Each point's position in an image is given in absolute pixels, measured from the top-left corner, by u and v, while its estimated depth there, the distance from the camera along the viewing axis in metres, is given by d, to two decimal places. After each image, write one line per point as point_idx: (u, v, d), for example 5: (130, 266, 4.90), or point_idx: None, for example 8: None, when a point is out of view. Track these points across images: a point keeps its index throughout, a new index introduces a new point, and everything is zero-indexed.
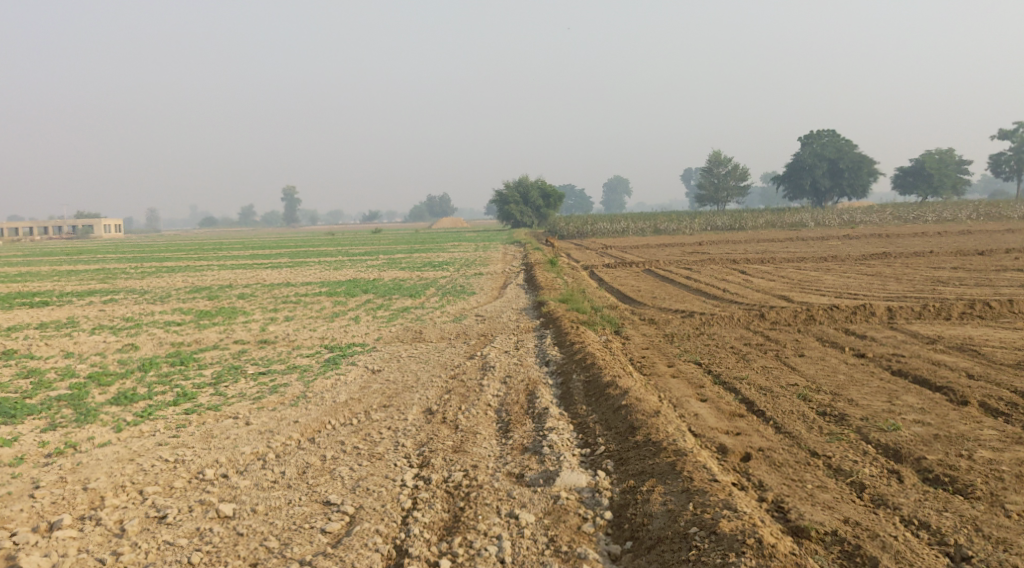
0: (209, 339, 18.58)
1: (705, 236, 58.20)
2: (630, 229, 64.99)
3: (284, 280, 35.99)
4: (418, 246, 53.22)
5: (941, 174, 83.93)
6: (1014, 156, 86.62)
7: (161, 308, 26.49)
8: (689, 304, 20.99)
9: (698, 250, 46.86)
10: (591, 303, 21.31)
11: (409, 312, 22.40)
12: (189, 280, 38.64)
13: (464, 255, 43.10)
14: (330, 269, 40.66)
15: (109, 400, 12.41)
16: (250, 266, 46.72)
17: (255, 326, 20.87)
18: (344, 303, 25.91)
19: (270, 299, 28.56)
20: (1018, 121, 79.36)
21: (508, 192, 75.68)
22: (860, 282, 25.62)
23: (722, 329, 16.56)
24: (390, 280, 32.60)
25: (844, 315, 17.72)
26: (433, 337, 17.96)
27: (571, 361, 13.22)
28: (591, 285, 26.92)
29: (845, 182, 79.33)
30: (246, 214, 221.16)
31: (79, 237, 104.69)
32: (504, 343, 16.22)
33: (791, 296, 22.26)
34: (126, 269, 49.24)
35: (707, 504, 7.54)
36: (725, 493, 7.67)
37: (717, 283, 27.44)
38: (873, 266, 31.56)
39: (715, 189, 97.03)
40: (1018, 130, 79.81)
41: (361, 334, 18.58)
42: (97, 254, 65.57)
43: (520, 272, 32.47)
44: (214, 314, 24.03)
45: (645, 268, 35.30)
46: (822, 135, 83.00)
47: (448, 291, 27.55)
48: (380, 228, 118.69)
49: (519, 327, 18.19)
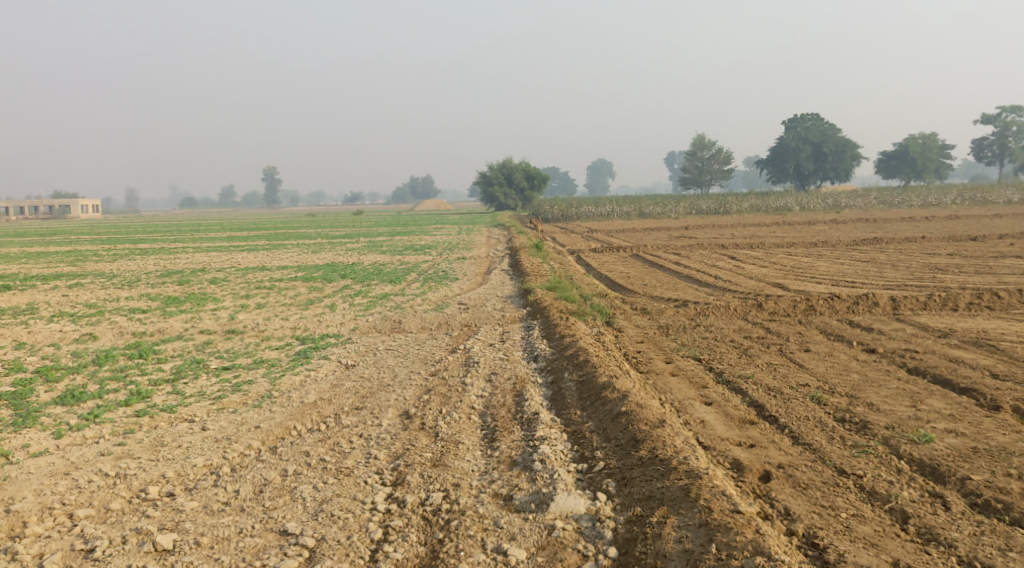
0: (174, 329, 17.44)
1: (690, 220, 57.40)
2: (615, 213, 63.91)
3: (260, 264, 34.73)
4: (400, 229, 51.95)
5: (924, 159, 83.38)
6: (996, 141, 86.27)
7: (129, 294, 25.24)
8: (682, 293, 20.02)
9: (686, 235, 46.01)
10: (579, 291, 20.29)
11: (389, 299, 21.34)
12: (162, 264, 37.29)
13: (447, 238, 42.04)
14: (309, 252, 39.49)
15: (54, 401, 11.32)
16: (227, 249, 45.42)
17: (225, 314, 19.76)
18: (321, 289, 24.77)
19: (244, 284, 27.34)
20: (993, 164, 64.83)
21: (492, 174, 74.42)
22: (856, 269, 24.70)
23: (720, 320, 15.62)
24: (370, 265, 31.48)
25: (845, 305, 16.78)
26: (413, 327, 16.96)
27: (561, 357, 12.21)
28: (577, 271, 26.02)
29: (828, 165, 78.73)
30: (227, 197, 218.38)
31: (56, 217, 102.70)
32: (489, 336, 15.16)
33: (787, 284, 21.36)
34: (98, 251, 47.67)
35: (733, 546, 6.62)
36: (753, 531, 6.75)
37: (708, 269, 26.54)
38: (866, 252, 30.67)
39: (700, 173, 96.11)
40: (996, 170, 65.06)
41: (336, 324, 17.54)
42: (70, 235, 63.95)
43: (504, 257, 31.46)
44: (182, 301, 22.83)
45: (632, 253, 34.32)
46: (806, 117, 82.51)
47: (431, 276, 26.49)
48: (361, 211, 117.11)
49: (504, 318, 17.12)
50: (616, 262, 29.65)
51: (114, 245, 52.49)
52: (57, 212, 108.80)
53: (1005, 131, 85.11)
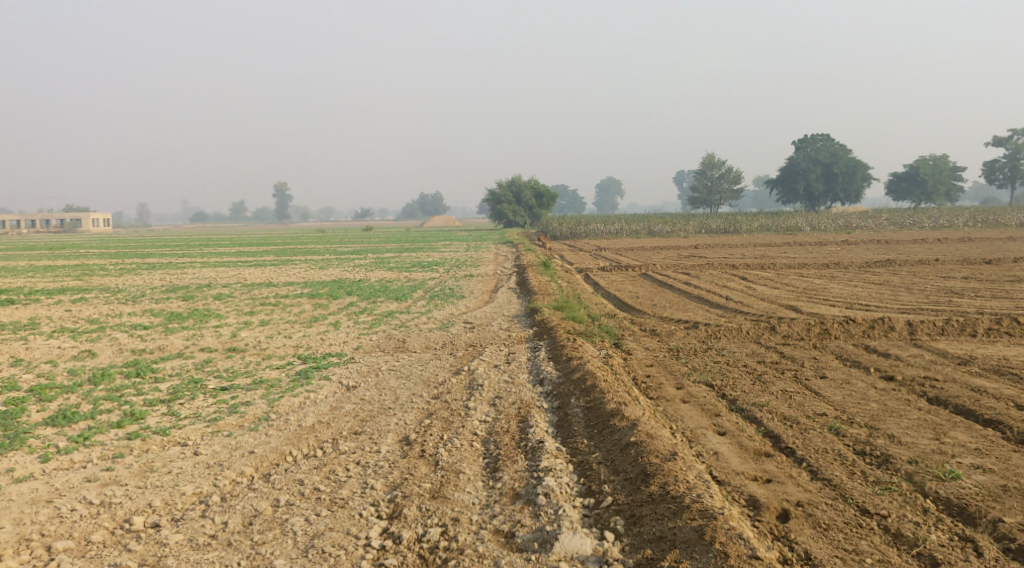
0: (174, 347, 17.12)
1: (700, 240, 56.98)
2: (623, 231, 63.61)
3: (266, 280, 34.47)
4: (408, 245, 51.72)
5: (935, 180, 82.94)
6: (1008, 164, 85.74)
7: (132, 310, 24.98)
8: (692, 314, 19.62)
9: (695, 254, 45.60)
10: (587, 311, 19.89)
11: (394, 317, 21.00)
12: (168, 279, 37.06)
13: (454, 256, 41.72)
14: (315, 268, 39.24)
15: (45, 421, 10.99)
16: (234, 264, 45.21)
17: (227, 331, 19.43)
18: (325, 306, 24.45)
19: (249, 300, 27.05)
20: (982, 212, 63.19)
21: (502, 192, 74.18)
22: (869, 292, 24.25)
23: (731, 344, 15.21)
24: (376, 282, 31.16)
25: (860, 330, 16.35)
26: (416, 347, 16.60)
27: (568, 381, 11.82)
28: (586, 290, 25.66)
29: (838, 186, 78.27)
30: (238, 211, 219.11)
31: (66, 231, 102.98)
32: (494, 357, 14.77)
33: (800, 307, 20.94)
34: (105, 265, 47.54)
35: None
36: None
37: (718, 290, 26.11)
38: (879, 274, 30.23)
39: (710, 192, 95.80)
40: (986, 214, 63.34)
41: (339, 343, 17.18)
42: (78, 249, 63.92)
43: (512, 275, 31.11)
44: (184, 317, 22.52)
45: (641, 272, 33.95)
46: (816, 137, 82.19)
47: (437, 294, 26.15)
48: (370, 227, 117.24)
49: (510, 338, 16.72)
50: (624, 282, 29.27)
51: (121, 259, 52.35)
52: (68, 225, 109.11)
53: (1017, 153, 84.58)
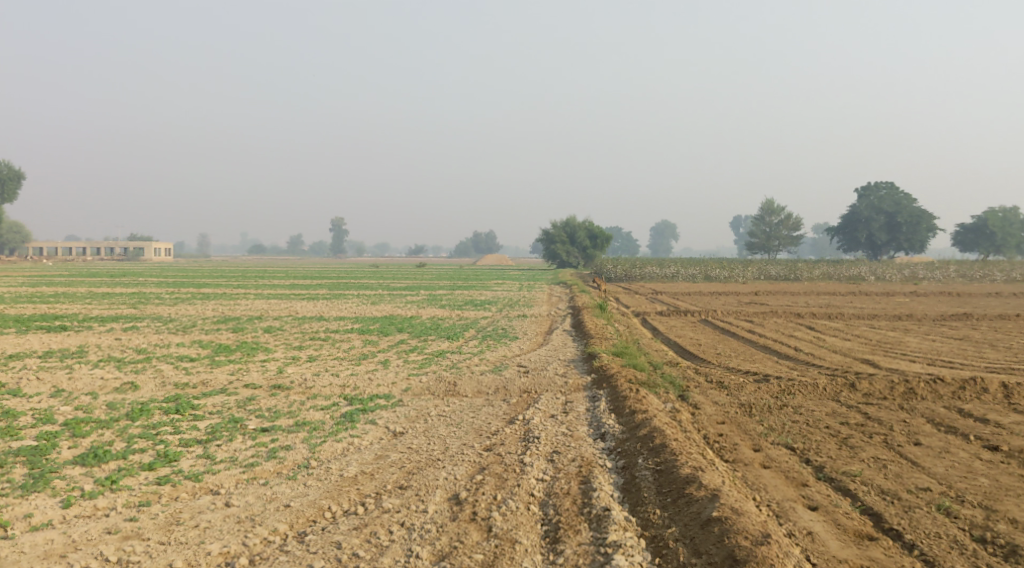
0: (218, 381, 16.48)
1: (759, 286, 55.46)
2: (680, 275, 62.36)
3: (318, 314, 33.98)
4: (461, 283, 51.10)
5: (1004, 233, 80.06)
6: None
7: (181, 340, 24.57)
8: (761, 366, 18.46)
9: (756, 301, 44.15)
10: (649, 358, 18.84)
11: (444, 357, 20.19)
12: (220, 310, 36.84)
13: (508, 294, 40.91)
14: (367, 303, 38.71)
15: (74, 460, 10.35)
16: (287, 297, 44.92)
17: (273, 367, 18.77)
18: (375, 343, 23.74)
19: (298, 334, 26.45)
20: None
21: (556, 232, 73.46)
22: (948, 348, 22.79)
23: (808, 402, 14.04)
24: (428, 319, 30.44)
25: (951, 391, 15.07)
26: (468, 391, 15.70)
27: (634, 437, 10.79)
28: (645, 336, 24.59)
29: (902, 236, 75.89)
30: (295, 244, 221.82)
31: (129, 259, 105.03)
32: (551, 406, 13.79)
33: (877, 362, 19.66)
34: (160, 294, 47.69)
35: None
36: None
37: (785, 340, 24.82)
38: (955, 329, 28.61)
39: (768, 238, 93.78)
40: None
41: (388, 384, 16.37)
42: (139, 277, 64.65)
43: (567, 317, 30.16)
44: (232, 350, 22.00)
45: (701, 318, 32.74)
46: (879, 186, 80.18)
47: (489, 334, 25.29)
48: (426, 263, 117.35)
49: (567, 386, 15.72)
50: (684, 328, 28.11)
51: (176, 289, 52.54)
52: (131, 254, 110.93)
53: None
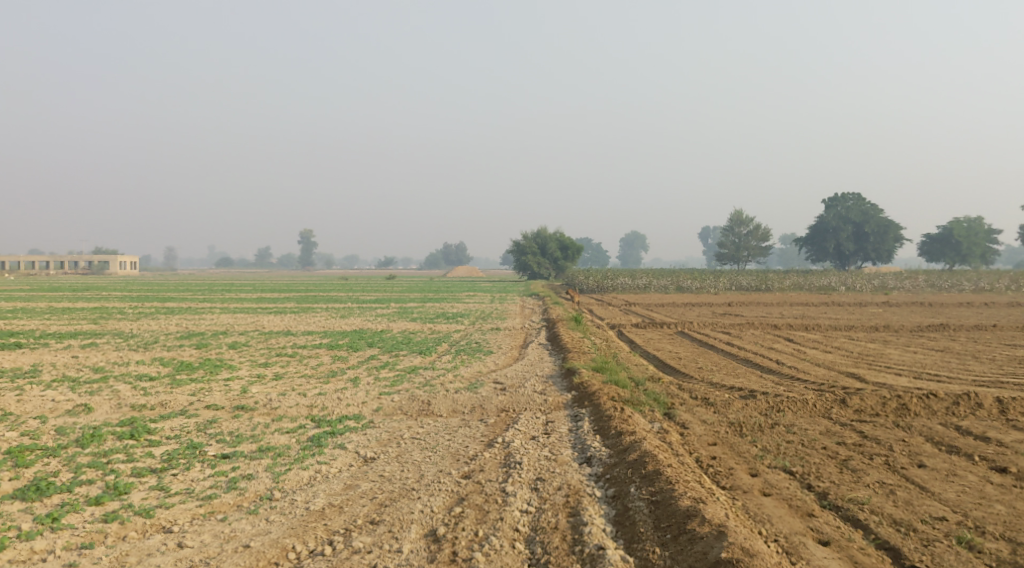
0: (177, 402, 15.57)
1: (732, 297, 55.22)
2: (651, 286, 62.01)
3: (285, 329, 32.93)
4: (433, 295, 50.21)
5: (969, 243, 80.79)
6: None
7: (141, 358, 23.45)
8: (745, 381, 17.89)
9: (731, 312, 43.81)
10: (629, 373, 18.19)
11: (417, 374, 19.36)
12: (183, 325, 35.63)
13: (480, 307, 40.13)
14: (336, 317, 37.70)
15: (13, 494, 9.45)
16: (253, 311, 43.68)
17: (237, 386, 17.82)
18: (344, 360, 22.85)
19: (264, 350, 25.46)
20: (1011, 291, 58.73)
21: (527, 243, 72.82)
22: (930, 361, 22.39)
23: (800, 421, 13.48)
24: (399, 333, 29.55)
25: (945, 407, 14.66)
26: (443, 411, 14.94)
27: (620, 459, 10.28)
28: (623, 350, 23.98)
29: (870, 246, 76.23)
30: (263, 257, 219.36)
31: (94, 273, 102.88)
32: (531, 427, 13.05)
33: (863, 375, 19.24)
34: (121, 309, 46.19)
35: None
36: None
37: (766, 352, 24.33)
38: (934, 340, 28.28)
39: (737, 249, 93.77)
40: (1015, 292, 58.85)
41: (358, 403, 15.53)
42: (101, 291, 62.86)
43: (542, 329, 29.47)
44: (194, 368, 20.98)
45: (677, 330, 32.23)
46: (846, 197, 80.67)
47: (463, 348, 24.52)
48: (396, 275, 116.00)
49: (547, 404, 15.00)
50: (662, 340, 27.54)
51: (139, 303, 51.03)
52: (96, 268, 108.63)
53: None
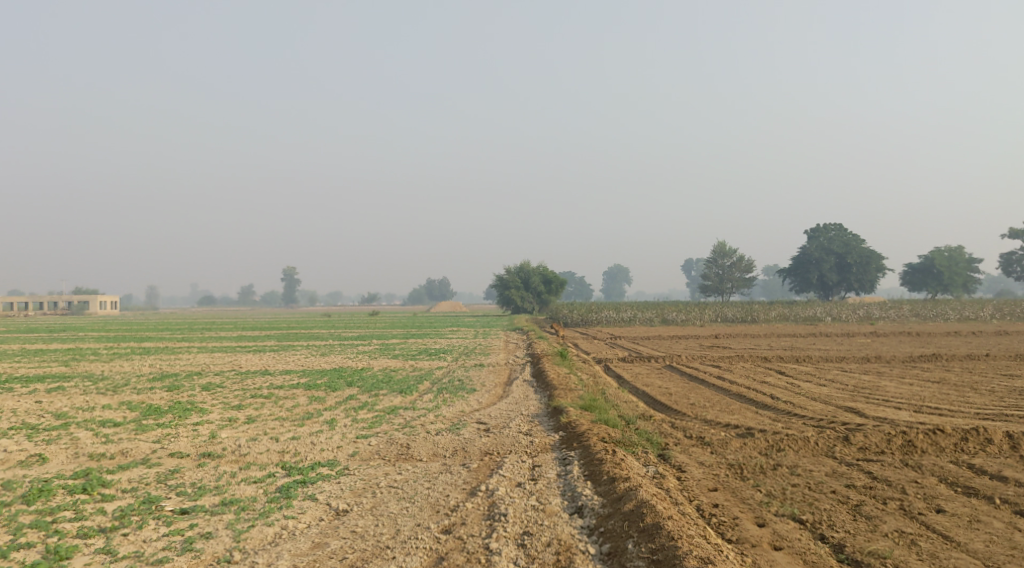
0: (140, 450, 14.59)
1: (718, 329, 54.56)
2: (637, 319, 61.35)
3: (263, 368, 31.85)
4: (415, 331, 49.26)
5: (951, 272, 80.71)
6: None
7: (108, 401, 22.37)
8: (740, 418, 17.06)
9: (718, 344, 43.12)
10: (619, 411, 17.33)
11: (397, 415, 18.43)
12: (157, 366, 34.46)
13: (464, 342, 39.22)
14: (316, 355, 36.66)
15: None
16: (231, 350, 42.53)
17: (205, 431, 16.84)
18: (321, 400, 21.89)
19: (239, 391, 24.45)
20: (997, 320, 58.35)
21: (510, 277, 72.07)
22: (928, 394, 21.67)
23: (802, 461, 12.68)
24: (380, 371, 28.59)
25: (953, 444, 13.92)
26: (423, 455, 14.03)
27: (612, 505, 9.61)
28: (611, 386, 23.15)
29: (853, 276, 75.96)
30: (245, 295, 217.58)
31: (73, 313, 101.32)
32: (517, 472, 12.17)
33: (862, 410, 18.51)
34: (95, 350, 44.89)
35: None
36: None
37: (758, 386, 23.57)
38: (928, 372, 27.60)
39: (721, 280, 93.37)
40: (1001, 321, 58.52)
41: (332, 448, 14.59)
42: (77, 332, 61.53)
43: (527, 365, 28.62)
44: (163, 412, 19.94)
45: (665, 364, 31.48)
46: (828, 227, 80.79)
47: (445, 386, 23.59)
48: (379, 311, 114.89)
49: (533, 446, 14.13)
50: (651, 375, 26.75)
51: (115, 343, 49.75)
52: (75, 307, 107.00)
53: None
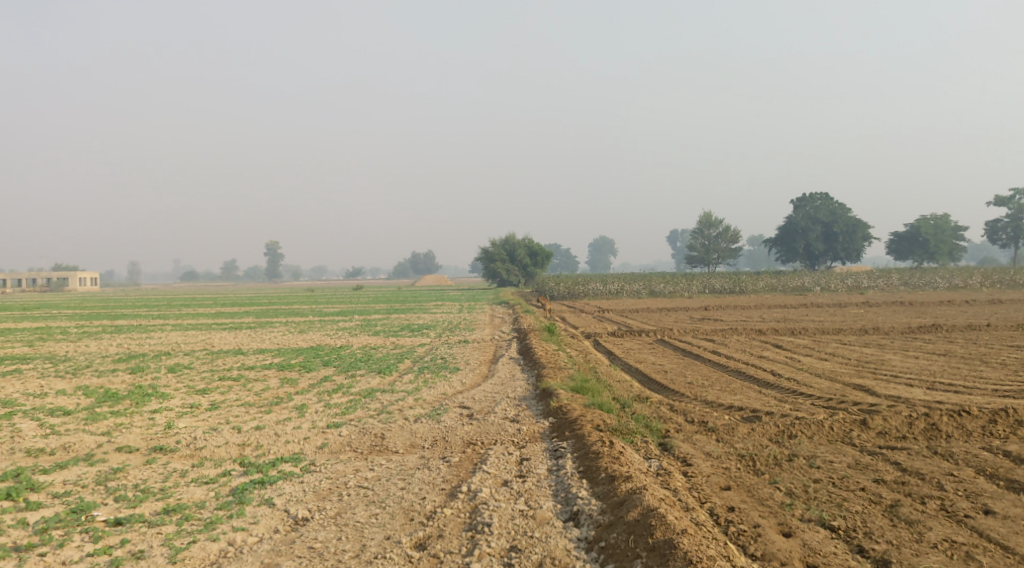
0: (83, 444, 13.13)
1: (707, 301, 53.29)
2: (624, 291, 60.12)
3: (236, 347, 30.31)
4: (398, 306, 47.71)
5: (937, 240, 79.65)
6: (1010, 223, 79.96)
7: (64, 386, 20.84)
8: (744, 399, 15.75)
9: (709, 316, 41.88)
10: (613, 393, 16.00)
11: (372, 399, 17.03)
12: (126, 346, 32.85)
13: (447, 318, 37.79)
14: (293, 333, 35.13)
15: None
16: (206, 327, 40.90)
17: (162, 421, 15.38)
18: (294, 383, 20.46)
19: (207, 373, 22.98)
20: (988, 289, 57.21)
21: (495, 250, 70.59)
22: (936, 368, 20.47)
23: (821, 450, 11.36)
24: (359, 349, 27.17)
25: (981, 428, 12.66)
26: (399, 447, 12.64)
27: (611, 508, 8.48)
28: (603, 363, 21.84)
29: (839, 246, 74.75)
30: (228, 270, 214.97)
31: (52, 290, 99.42)
32: (503, 467, 10.80)
33: (874, 388, 17.25)
34: (65, 329, 43.17)
35: None
36: None
37: (757, 362, 22.28)
38: (930, 344, 26.42)
39: (706, 251, 92.03)
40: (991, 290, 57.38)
41: (298, 439, 13.16)
42: (52, 310, 59.64)
43: (513, 341, 27.28)
44: (121, 399, 18.44)
45: (656, 338, 30.25)
46: (815, 196, 79.61)
47: (427, 365, 22.24)
48: (365, 285, 113.12)
49: (520, 435, 12.78)
50: (643, 351, 25.45)
51: (88, 322, 47.98)
52: (55, 284, 104.88)
53: (1019, 212, 79.10)
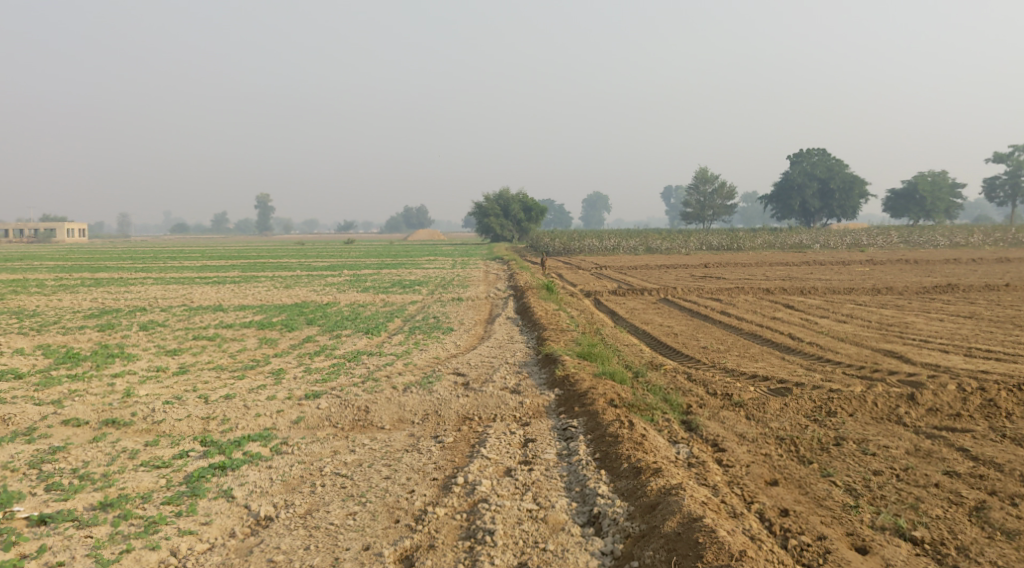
0: (25, 415, 11.52)
1: (705, 258, 51.68)
2: (619, 247, 58.51)
3: (217, 303, 28.58)
4: (388, 261, 45.89)
5: (934, 198, 77.88)
6: (1008, 180, 78.16)
7: (24, 345, 19.16)
8: (769, 367, 14.22)
9: (710, 274, 40.29)
10: (624, 360, 14.42)
11: (357, 363, 15.43)
12: (100, 301, 31.08)
13: (440, 273, 36.13)
14: (277, 288, 33.35)
15: None
16: (188, 282, 39.13)
17: (121, 388, 13.75)
18: (273, 343, 18.85)
19: (181, 332, 21.32)
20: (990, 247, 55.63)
21: (488, 205, 68.71)
22: (965, 332, 18.93)
23: (870, 432, 9.86)
24: (346, 307, 25.50)
25: None
26: (385, 424, 11.06)
27: (640, 511, 7.29)
28: (607, 325, 20.30)
29: (835, 203, 73.06)
30: (219, 222, 212.48)
31: (36, 241, 97.19)
32: (504, 450, 9.22)
33: (905, 354, 15.74)
34: (42, 282, 41.34)
35: None
36: None
37: (770, 324, 20.78)
38: (950, 305, 24.86)
39: (701, 207, 90.16)
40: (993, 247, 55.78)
41: (271, 411, 11.55)
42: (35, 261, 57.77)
43: (508, 299, 25.66)
44: (82, 360, 16.79)
45: (658, 297, 28.71)
46: (812, 152, 77.80)
47: (419, 326, 20.61)
48: (356, 240, 111.01)
49: (523, 411, 11.25)
50: (647, 311, 23.91)
51: (66, 274, 46.10)
52: (42, 235, 102.56)
53: (1018, 168, 77.28)
